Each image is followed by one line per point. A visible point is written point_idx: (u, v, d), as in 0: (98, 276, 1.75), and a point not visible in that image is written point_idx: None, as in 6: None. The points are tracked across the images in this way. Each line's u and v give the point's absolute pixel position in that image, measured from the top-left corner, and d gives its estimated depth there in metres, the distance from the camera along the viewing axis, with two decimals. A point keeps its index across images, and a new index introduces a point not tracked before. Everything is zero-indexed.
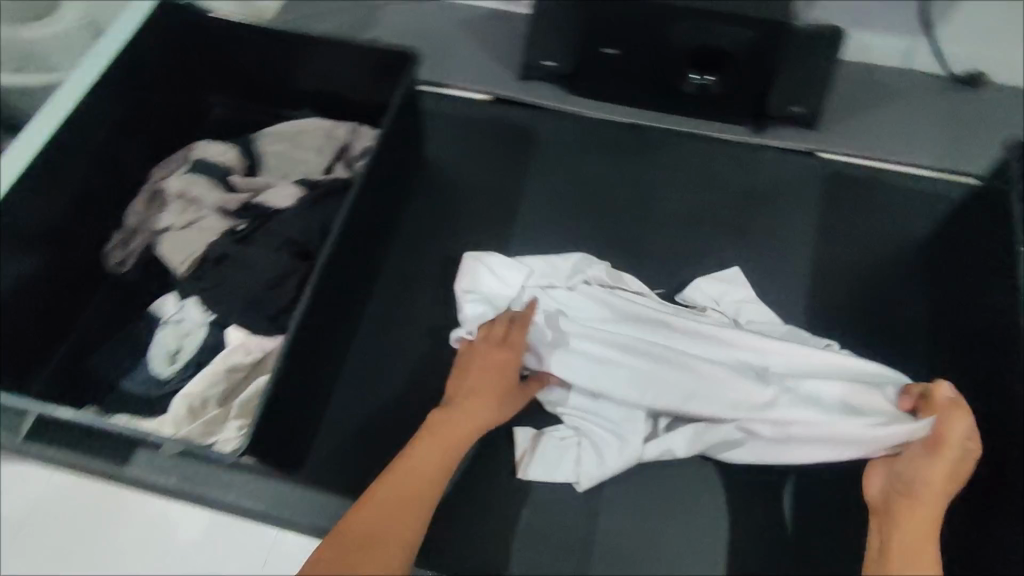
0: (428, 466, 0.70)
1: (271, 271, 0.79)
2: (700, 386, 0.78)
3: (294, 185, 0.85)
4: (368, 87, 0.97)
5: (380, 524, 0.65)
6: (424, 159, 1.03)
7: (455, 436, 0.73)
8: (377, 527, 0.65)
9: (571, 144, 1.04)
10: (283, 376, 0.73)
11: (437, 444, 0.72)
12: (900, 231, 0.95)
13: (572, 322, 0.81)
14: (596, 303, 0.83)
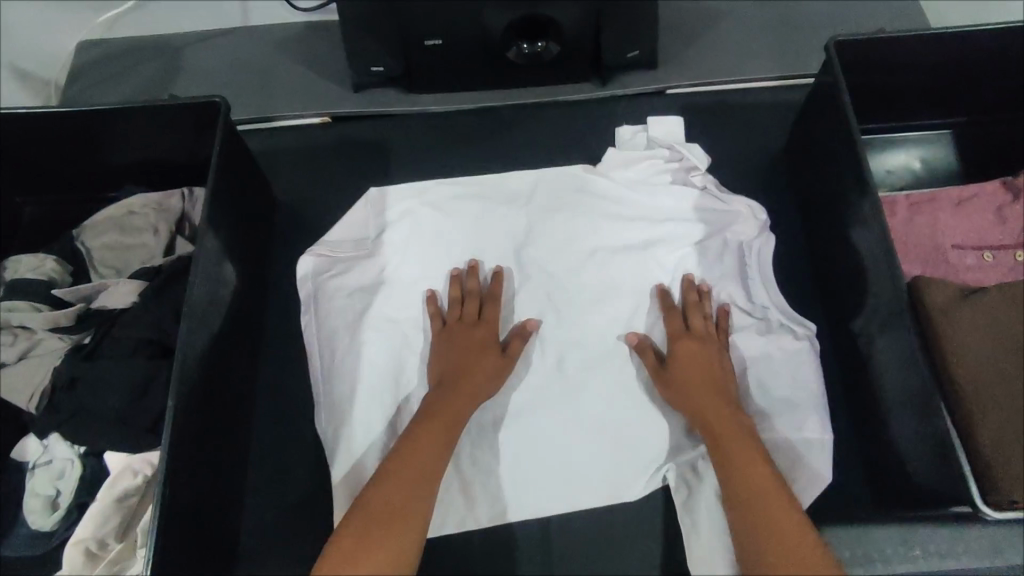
0: (445, 423, 0.73)
1: (135, 380, 0.71)
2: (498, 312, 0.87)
3: (132, 278, 0.75)
4: (191, 145, 0.88)
5: (396, 510, 0.65)
6: (278, 201, 0.98)
7: (456, 408, 0.74)
8: (382, 527, 0.64)
9: (427, 148, 1.01)
10: (181, 491, 0.67)
11: (438, 453, 0.71)
12: (754, 151, 0.99)
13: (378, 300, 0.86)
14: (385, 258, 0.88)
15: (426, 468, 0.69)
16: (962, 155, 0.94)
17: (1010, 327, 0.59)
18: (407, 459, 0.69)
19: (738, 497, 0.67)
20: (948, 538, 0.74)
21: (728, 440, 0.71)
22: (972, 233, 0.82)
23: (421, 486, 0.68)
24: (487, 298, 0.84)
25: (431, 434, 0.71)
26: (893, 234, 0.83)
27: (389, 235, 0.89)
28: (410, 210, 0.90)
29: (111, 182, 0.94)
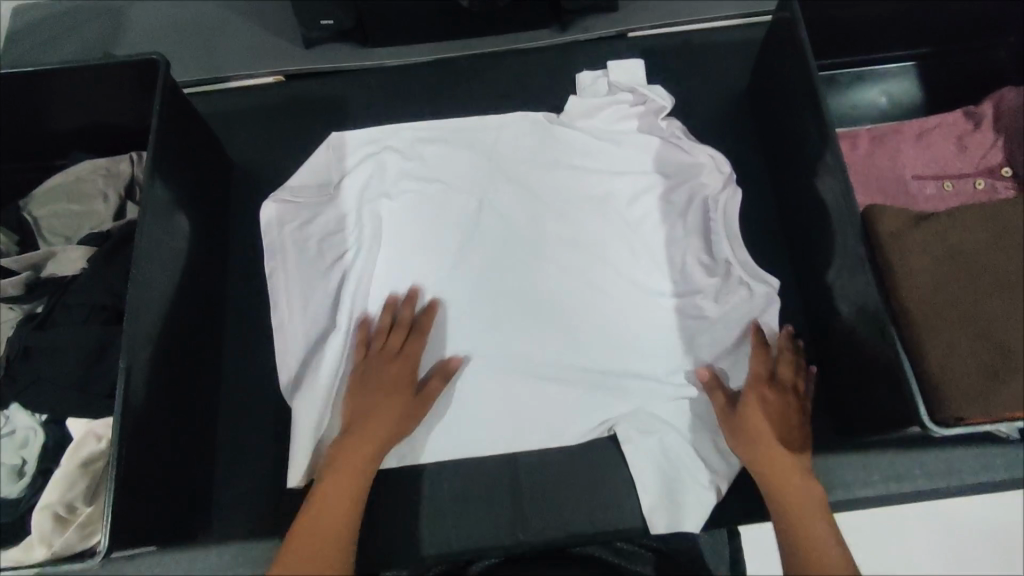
0: (376, 438, 0.74)
1: (90, 344, 0.70)
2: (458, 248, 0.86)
3: (82, 244, 0.74)
4: (136, 107, 0.86)
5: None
6: (233, 164, 0.96)
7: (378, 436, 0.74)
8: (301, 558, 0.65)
9: (384, 104, 0.99)
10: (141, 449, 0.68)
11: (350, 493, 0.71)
12: (717, 92, 0.97)
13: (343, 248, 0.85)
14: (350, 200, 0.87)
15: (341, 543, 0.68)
16: (926, 88, 0.93)
17: (962, 251, 0.59)
18: (344, 456, 0.73)
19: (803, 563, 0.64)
20: (906, 463, 0.75)
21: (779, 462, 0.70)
22: (933, 164, 0.82)
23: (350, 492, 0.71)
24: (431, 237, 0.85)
25: (349, 462, 0.73)
26: (854, 165, 0.82)
27: (352, 177, 0.87)
28: (374, 153, 0.88)
29: (57, 151, 0.91)
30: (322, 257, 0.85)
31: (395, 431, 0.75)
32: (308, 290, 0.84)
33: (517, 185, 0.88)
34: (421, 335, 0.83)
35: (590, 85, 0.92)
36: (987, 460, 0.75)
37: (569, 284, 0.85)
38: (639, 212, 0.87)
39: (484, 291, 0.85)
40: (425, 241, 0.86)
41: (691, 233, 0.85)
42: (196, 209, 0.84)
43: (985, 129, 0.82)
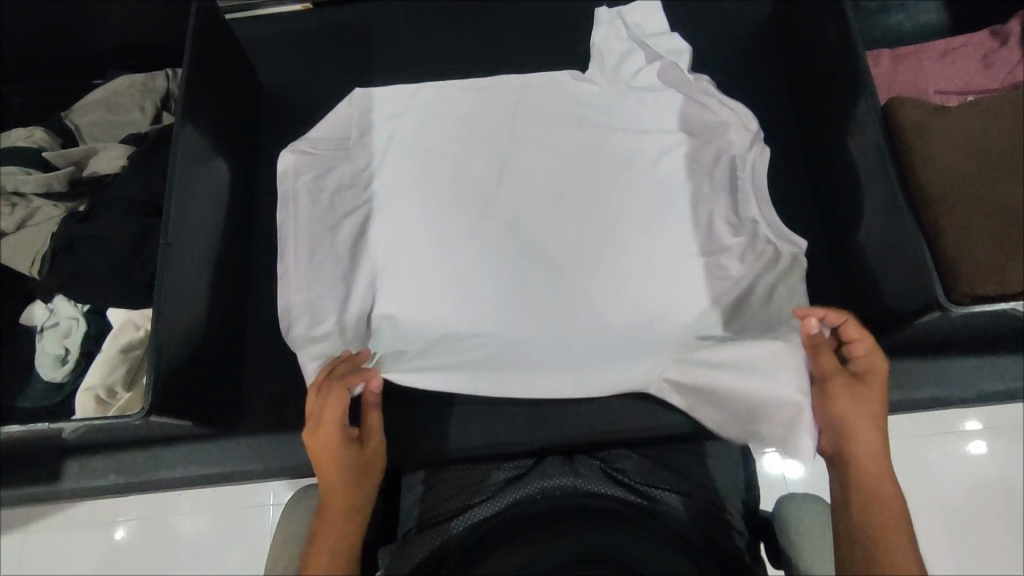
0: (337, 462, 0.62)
1: (127, 236, 0.73)
2: (482, 196, 0.88)
3: (120, 144, 0.77)
4: (170, 25, 0.89)
5: None
6: (263, 88, 0.99)
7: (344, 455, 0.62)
8: None
9: (408, 30, 1.00)
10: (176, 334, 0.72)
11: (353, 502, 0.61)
12: (739, 19, 0.98)
13: (365, 191, 0.89)
14: (378, 143, 0.91)
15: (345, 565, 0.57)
16: (952, 12, 0.92)
17: (979, 137, 0.60)
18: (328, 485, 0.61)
19: (862, 501, 0.58)
20: (923, 371, 0.76)
21: (860, 412, 0.62)
22: (957, 80, 0.81)
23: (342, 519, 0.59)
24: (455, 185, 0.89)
25: (337, 487, 0.61)
26: (878, 80, 0.82)
27: (373, 136, 0.92)
28: (395, 113, 0.92)
29: (95, 68, 0.95)
30: (335, 200, 0.89)
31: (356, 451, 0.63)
32: (323, 226, 0.88)
33: (535, 131, 0.91)
34: (437, 269, 0.85)
35: (604, 43, 0.93)
36: (1006, 374, 0.75)
37: (587, 232, 0.87)
38: (663, 171, 0.88)
39: (500, 228, 0.87)
40: (449, 185, 0.89)
41: (718, 191, 0.86)
42: (226, 123, 0.88)
43: (1012, 46, 0.81)
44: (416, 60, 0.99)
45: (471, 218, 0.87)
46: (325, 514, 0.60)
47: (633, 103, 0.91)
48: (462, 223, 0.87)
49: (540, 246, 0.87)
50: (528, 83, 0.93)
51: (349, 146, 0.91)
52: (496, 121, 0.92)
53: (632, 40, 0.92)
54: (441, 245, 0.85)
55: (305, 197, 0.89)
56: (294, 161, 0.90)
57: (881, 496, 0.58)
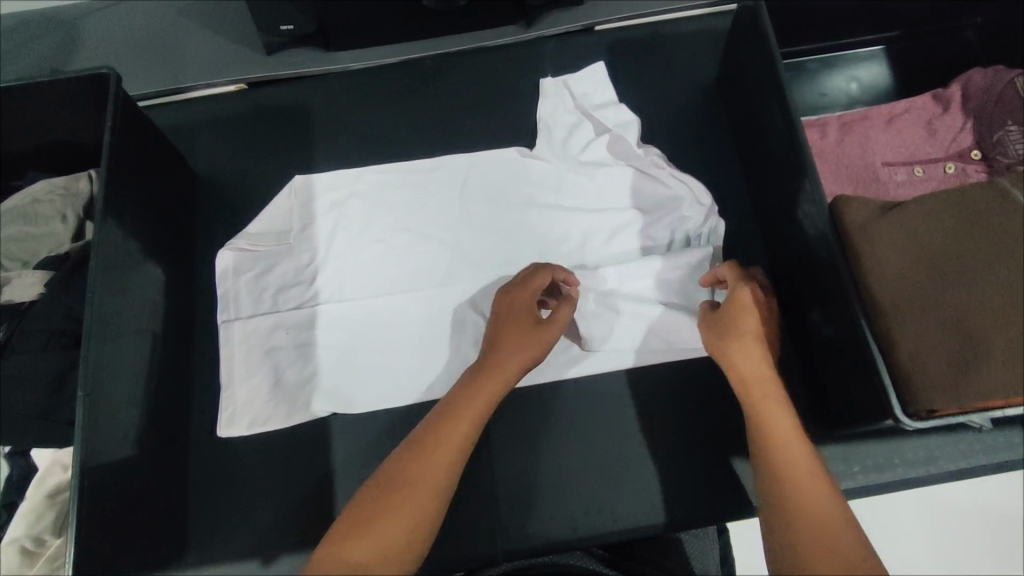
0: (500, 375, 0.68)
1: (47, 371, 0.68)
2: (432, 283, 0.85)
3: (37, 269, 0.72)
4: (93, 124, 0.84)
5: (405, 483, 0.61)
6: (198, 177, 0.94)
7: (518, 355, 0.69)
8: (396, 489, 0.60)
9: (349, 108, 0.97)
10: (97, 480, 0.67)
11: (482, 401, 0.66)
12: (687, 83, 0.96)
13: (312, 287, 0.85)
14: (321, 234, 0.87)
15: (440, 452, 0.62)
16: (895, 72, 0.92)
17: (927, 236, 0.59)
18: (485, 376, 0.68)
19: (766, 459, 0.61)
20: (883, 452, 0.76)
21: (759, 372, 0.66)
22: (903, 150, 0.81)
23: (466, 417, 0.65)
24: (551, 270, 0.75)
25: (484, 384, 0.67)
26: (824, 155, 0.81)
27: (316, 226, 0.87)
28: (339, 200, 0.88)
29: (15, 171, 0.89)
30: (279, 295, 0.85)
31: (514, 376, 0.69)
32: (269, 327, 0.84)
33: (486, 210, 0.89)
34: (393, 366, 0.83)
35: (551, 115, 0.90)
36: (974, 454, 0.75)
37: None
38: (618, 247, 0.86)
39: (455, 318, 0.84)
40: (399, 274, 0.86)
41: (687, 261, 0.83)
42: (157, 227, 0.83)
43: (955, 112, 0.81)
44: (358, 139, 0.96)
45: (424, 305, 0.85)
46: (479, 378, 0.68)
47: (586, 180, 0.88)
48: (414, 313, 0.84)
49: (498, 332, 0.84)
50: (479, 160, 0.90)
51: (291, 237, 0.87)
52: (442, 203, 0.89)
53: (580, 111, 0.90)
54: (395, 341, 0.84)
55: (246, 297, 0.85)
56: (235, 258, 0.86)
57: (792, 457, 0.60)
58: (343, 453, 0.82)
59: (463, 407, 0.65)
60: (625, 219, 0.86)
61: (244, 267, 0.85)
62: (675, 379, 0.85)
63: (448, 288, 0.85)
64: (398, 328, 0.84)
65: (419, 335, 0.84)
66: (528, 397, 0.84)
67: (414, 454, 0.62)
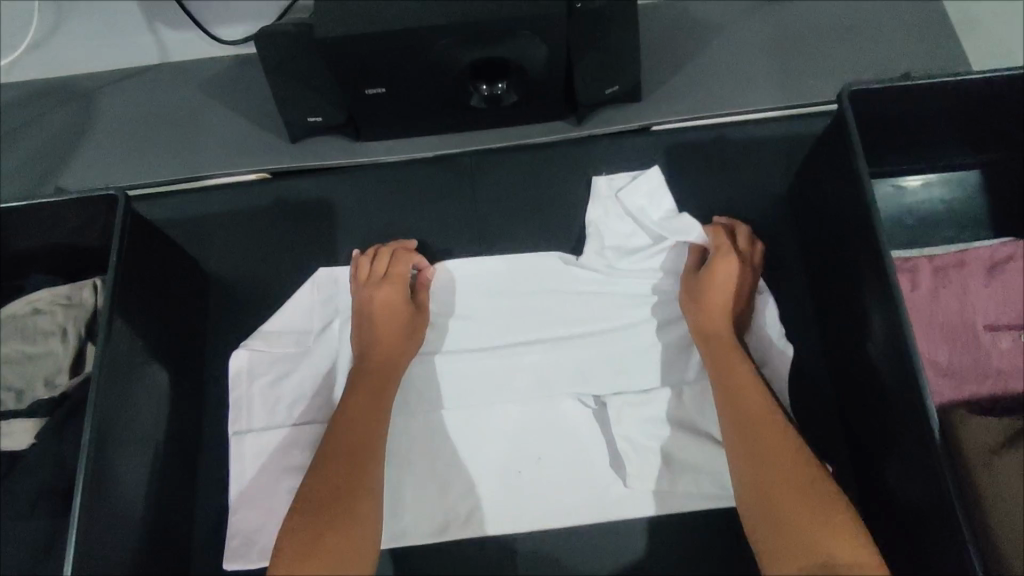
0: (373, 381, 0.72)
1: (33, 537, 0.61)
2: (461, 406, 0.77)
3: (28, 412, 0.65)
4: (101, 230, 0.77)
5: (330, 502, 0.62)
6: (212, 277, 0.87)
7: (394, 355, 0.74)
8: (317, 511, 0.61)
9: (379, 206, 0.89)
10: None
11: (370, 403, 0.70)
12: (752, 196, 0.87)
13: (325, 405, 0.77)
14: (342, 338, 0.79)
15: (352, 468, 0.65)
16: (995, 198, 0.81)
17: None
18: (363, 393, 0.71)
19: (745, 432, 0.65)
20: None
21: (733, 354, 0.70)
22: (1006, 310, 0.70)
23: (360, 423, 0.69)
24: (399, 255, 0.80)
25: (363, 392, 0.71)
26: (916, 310, 0.70)
27: (336, 326, 0.79)
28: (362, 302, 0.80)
29: (16, 271, 0.82)
30: (291, 412, 0.77)
31: (401, 360, 0.75)
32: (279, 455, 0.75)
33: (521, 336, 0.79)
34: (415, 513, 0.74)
35: (601, 219, 0.81)
36: None
37: (581, 456, 0.76)
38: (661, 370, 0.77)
39: (483, 459, 0.76)
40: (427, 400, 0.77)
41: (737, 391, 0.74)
42: (166, 347, 0.76)
43: None
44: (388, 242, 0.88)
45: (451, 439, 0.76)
46: (358, 390, 0.71)
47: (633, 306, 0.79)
48: (441, 444, 0.76)
49: (530, 483, 0.75)
50: (518, 262, 0.81)
51: (311, 338, 0.79)
52: (472, 321, 0.80)
53: (632, 219, 0.81)
54: (417, 477, 0.75)
55: (257, 409, 0.77)
56: (246, 362, 0.78)
57: (772, 442, 0.64)
58: None
59: (354, 417, 0.69)
60: (683, 335, 0.78)
61: (255, 385, 0.78)
62: (732, 546, 0.75)
63: (478, 417, 0.77)
64: (423, 456, 0.76)
65: (445, 470, 0.75)
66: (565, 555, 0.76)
67: (323, 467, 0.65)
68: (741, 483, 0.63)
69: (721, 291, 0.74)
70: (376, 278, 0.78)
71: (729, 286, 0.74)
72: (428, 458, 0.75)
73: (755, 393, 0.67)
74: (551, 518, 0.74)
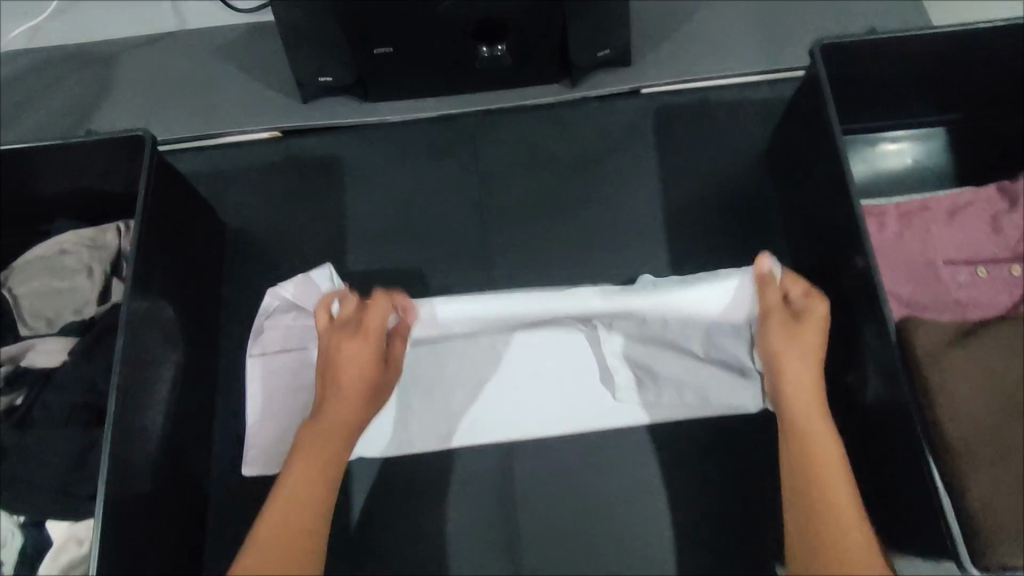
0: (342, 416, 0.68)
1: (68, 446, 0.66)
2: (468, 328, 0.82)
3: (62, 334, 0.70)
4: (124, 176, 0.82)
5: (290, 525, 0.61)
6: (227, 226, 0.92)
7: (357, 391, 0.69)
8: (276, 533, 0.60)
9: (385, 163, 0.94)
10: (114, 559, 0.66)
11: (342, 419, 0.68)
12: (734, 153, 0.93)
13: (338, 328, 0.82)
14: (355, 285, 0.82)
15: (305, 498, 0.63)
16: (956, 154, 0.88)
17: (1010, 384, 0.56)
18: (332, 412, 0.68)
19: (807, 469, 0.63)
20: (927, 567, 0.73)
21: (807, 398, 0.66)
22: (964, 247, 0.77)
23: (327, 443, 0.66)
24: (371, 306, 0.71)
25: (335, 400, 0.68)
26: (882, 245, 0.77)
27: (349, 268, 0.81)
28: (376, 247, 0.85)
29: (42, 216, 0.88)
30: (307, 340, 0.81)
31: (370, 381, 0.69)
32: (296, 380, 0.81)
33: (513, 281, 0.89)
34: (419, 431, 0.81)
35: None
36: None
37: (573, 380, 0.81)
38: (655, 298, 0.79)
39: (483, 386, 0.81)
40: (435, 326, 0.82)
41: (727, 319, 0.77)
42: (186, 284, 0.81)
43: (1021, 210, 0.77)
44: (393, 195, 0.93)
45: (456, 363, 0.81)
46: (328, 402, 0.68)
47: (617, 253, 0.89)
48: (448, 368, 0.81)
49: (526, 408, 0.81)
50: None
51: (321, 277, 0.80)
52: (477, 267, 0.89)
53: None
54: (421, 395, 0.81)
55: (274, 345, 0.81)
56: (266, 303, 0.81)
57: (827, 479, 0.62)
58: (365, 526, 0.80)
59: (323, 433, 0.67)
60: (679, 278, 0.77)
61: (268, 323, 0.81)
62: (713, 468, 0.82)
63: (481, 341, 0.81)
64: (429, 371, 0.81)
65: (449, 390, 0.81)
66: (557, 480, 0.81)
67: (288, 488, 0.63)
68: (794, 509, 0.62)
69: (800, 370, 0.67)
70: (347, 327, 0.70)
71: (818, 332, 0.67)
72: (435, 378, 0.81)
73: (823, 436, 0.64)
74: (544, 431, 0.81)
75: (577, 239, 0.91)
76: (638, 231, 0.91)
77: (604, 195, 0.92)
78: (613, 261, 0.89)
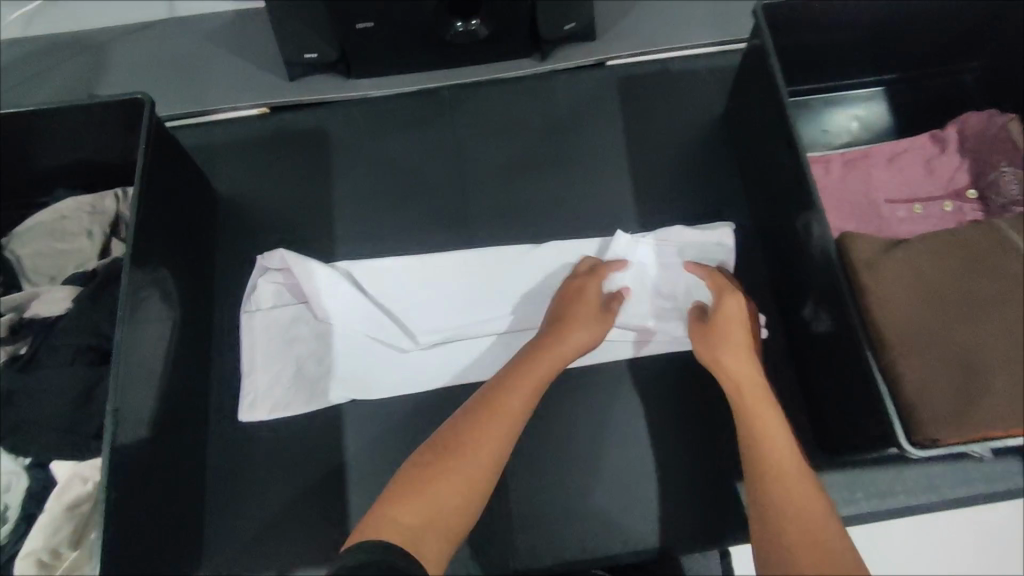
0: (534, 377, 0.73)
1: (74, 387, 0.70)
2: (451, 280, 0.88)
3: (66, 284, 0.74)
4: (121, 145, 0.87)
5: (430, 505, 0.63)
6: (219, 196, 0.97)
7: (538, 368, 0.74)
8: (414, 498, 0.63)
9: (368, 133, 1.00)
10: (120, 491, 0.69)
11: (525, 392, 0.72)
12: (694, 117, 1.00)
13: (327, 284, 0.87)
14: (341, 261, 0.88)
15: (479, 460, 0.66)
16: (894, 110, 0.96)
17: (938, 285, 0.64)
18: (524, 373, 0.73)
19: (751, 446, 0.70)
20: (886, 480, 0.79)
21: (740, 370, 0.75)
22: (902, 187, 0.84)
23: (498, 420, 0.69)
24: (592, 276, 0.82)
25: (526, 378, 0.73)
26: (827, 188, 0.84)
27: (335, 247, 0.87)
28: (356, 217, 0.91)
29: (41, 188, 0.92)
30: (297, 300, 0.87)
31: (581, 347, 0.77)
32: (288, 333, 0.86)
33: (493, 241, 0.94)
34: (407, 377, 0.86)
35: None
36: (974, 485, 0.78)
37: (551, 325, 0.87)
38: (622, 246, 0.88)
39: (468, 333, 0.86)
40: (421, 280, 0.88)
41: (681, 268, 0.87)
42: (181, 245, 0.85)
43: (952, 152, 0.84)
44: (378, 163, 0.99)
45: (440, 311, 0.87)
46: (514, 380, 0.73)
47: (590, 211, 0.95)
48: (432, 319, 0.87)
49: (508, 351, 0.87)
50: None
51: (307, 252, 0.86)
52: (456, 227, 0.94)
53: None
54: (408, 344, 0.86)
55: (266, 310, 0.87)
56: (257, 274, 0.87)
57: (780, 468, 0.67)
58: (358, 468, 0.84)
59: (504, 411, 0.70)
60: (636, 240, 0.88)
61: (263, 279, 0.87)
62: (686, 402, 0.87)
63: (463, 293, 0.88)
64: (416, 320, 0.87)
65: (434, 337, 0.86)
66: (540, 419, 0.85)
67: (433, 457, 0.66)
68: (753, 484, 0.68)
69: (734, 359, 0.75)
70: (574, 291, 0.81)
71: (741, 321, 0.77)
72: (420, 327, 0.86)
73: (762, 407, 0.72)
74: None
75: (552, 198, 0.97)
76: (610, 190, 0.97)
77: (576, 157, 0.99)
78: (587, 218, 0.96)
